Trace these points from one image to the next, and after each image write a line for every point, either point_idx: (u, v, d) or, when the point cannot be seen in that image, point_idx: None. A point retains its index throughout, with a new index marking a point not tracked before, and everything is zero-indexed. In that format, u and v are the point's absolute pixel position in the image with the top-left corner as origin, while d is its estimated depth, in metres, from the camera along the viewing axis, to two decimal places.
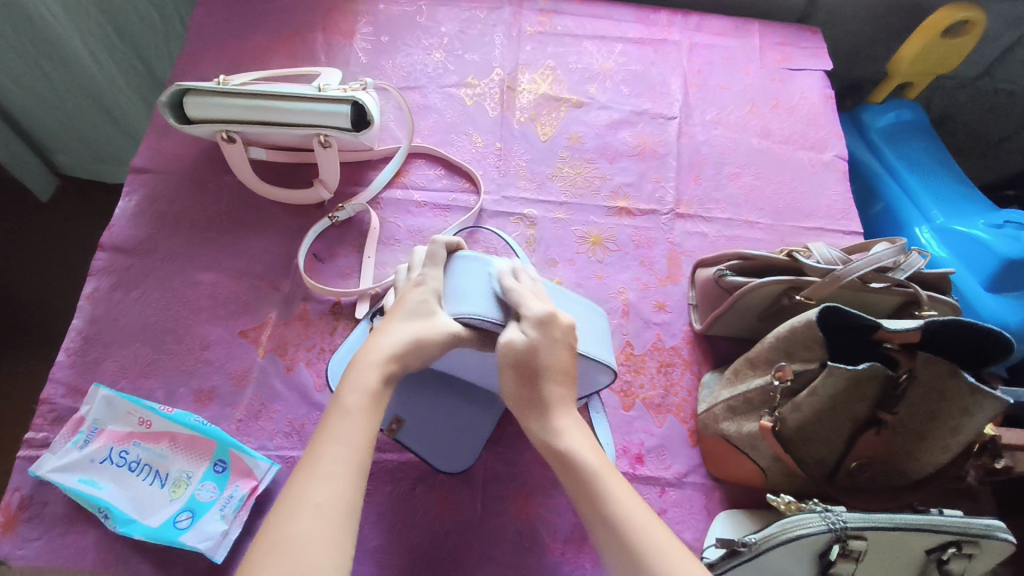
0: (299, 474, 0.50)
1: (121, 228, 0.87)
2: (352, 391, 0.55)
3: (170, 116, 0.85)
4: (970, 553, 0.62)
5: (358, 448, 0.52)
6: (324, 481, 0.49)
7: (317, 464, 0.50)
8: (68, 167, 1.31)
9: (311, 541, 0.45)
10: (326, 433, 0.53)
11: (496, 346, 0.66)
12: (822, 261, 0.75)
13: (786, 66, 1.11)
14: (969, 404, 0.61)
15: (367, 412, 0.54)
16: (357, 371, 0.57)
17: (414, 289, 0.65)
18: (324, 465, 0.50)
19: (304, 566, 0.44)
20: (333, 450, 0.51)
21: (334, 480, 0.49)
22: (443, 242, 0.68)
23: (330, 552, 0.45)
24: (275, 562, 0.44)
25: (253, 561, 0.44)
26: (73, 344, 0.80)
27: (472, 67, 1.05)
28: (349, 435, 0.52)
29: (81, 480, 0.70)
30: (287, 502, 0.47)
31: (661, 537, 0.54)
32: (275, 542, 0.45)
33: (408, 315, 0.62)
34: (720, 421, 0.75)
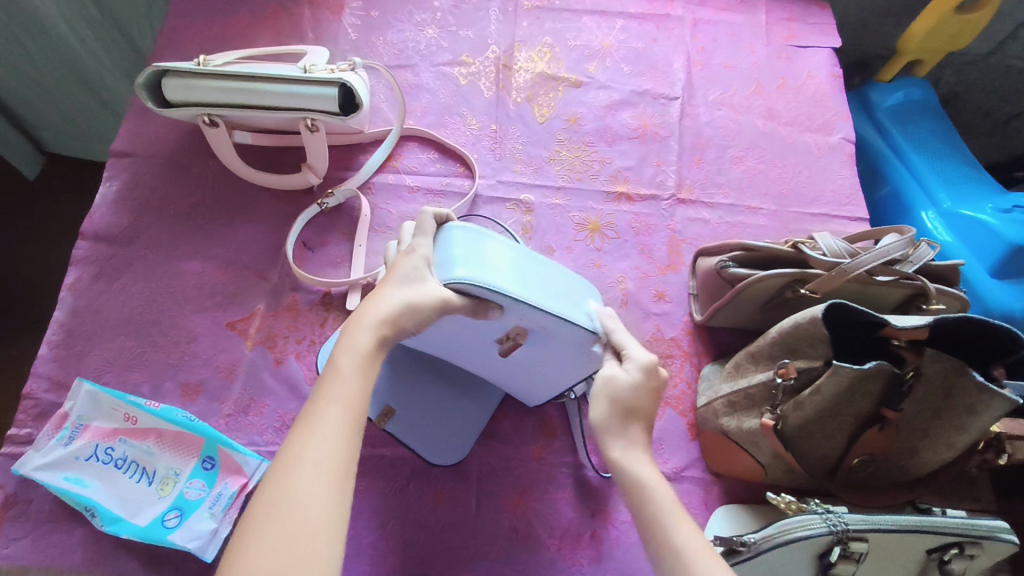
0: (295, 432, 0.46)
1: (102, 215, 0.84)
2: (347, 352, 0.51)
3: (148, 99, 0.81)
4: (972, 554, 0.61)
5: (357, 407, 0.49)
6: (323, 440, 0.45)
7: (313, 424, 0.46)
8: (52, 144, 1.28)
9: (312, 501, 0.42)
10: (322, 391, 0.49)
11: (490, 313, 0.60)
12: (828, 253, 0.72)
13: (794, 43, 1.06)
14: (975, 403, 0.59)
15: (364, 373, 0.51)
16: (354, 328, 0.53)
17: (404, 258, 0.59)
18: (321, 425, 0.46)
19: (304, 527, 0.41)
20: (331, 408, 0.47)
21: (333, 441, 0.46)
22: (432, 212, 0.62)
23: (329, 511, 0.43)
24: (277, 521, 0.41)
25: (252, 521, 0.41)
26: (56, 337, 0.77)
27: (467, 44, 1.00)
28: (347, 396, 0.49)
29: (66, 478, 0.69)
30: (285, 459, 0.44)
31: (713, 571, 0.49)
32: (276, 500, 0.42)
33: (400, 281, 0.56)
34: (720, 417, 0.74)
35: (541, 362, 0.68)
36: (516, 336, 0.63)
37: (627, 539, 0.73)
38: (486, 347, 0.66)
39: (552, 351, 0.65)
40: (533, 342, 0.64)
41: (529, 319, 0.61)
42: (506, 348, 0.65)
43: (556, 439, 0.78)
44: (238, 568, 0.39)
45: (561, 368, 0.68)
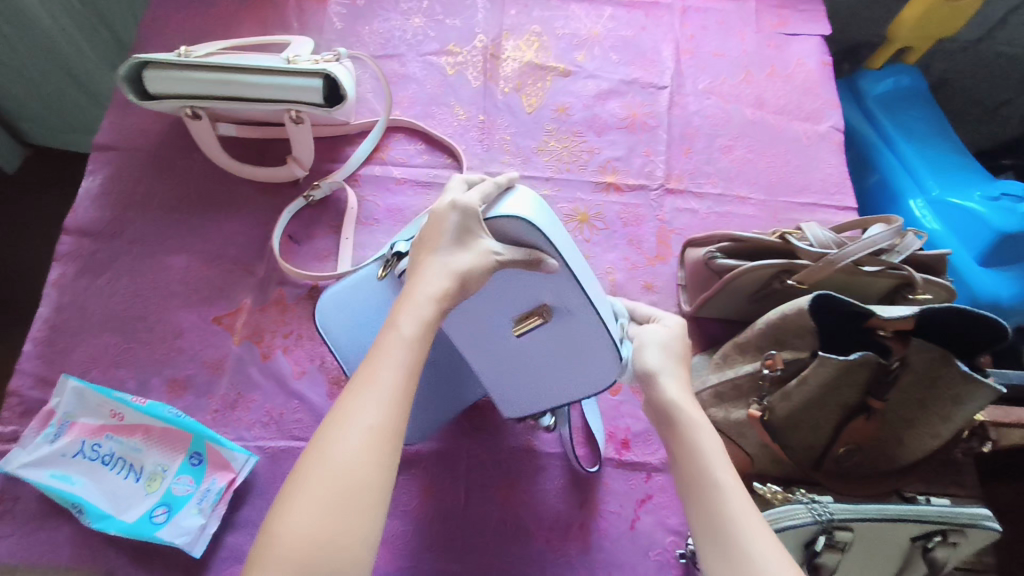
0: (349, 389, 0.45)
1: (84, 210, 0.83)
2: (407, 315, 0.49)
3: (129, 91, 0.79)
4: (955, 542, 0.62)
5: (408, 372, 0.47)
6: (373, 396, 0.44)
7: (367, 381, 0.45)
8: (36, 136, 1.25)
9: (353, 456, 0.42)
10: (381, 350, 0.47)
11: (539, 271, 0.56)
12: (816, 243, 0.72)
13: (784, 30, 1.06)
14: (960, 393, 0.60)
15: (422, 339, 0.48)
16: (416, 291, 0.51)
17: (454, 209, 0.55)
18: (376, 386, 0.45)
19: (345, 476, 0.41)
20: (384, 367, 0.46)
21: (387, 405, 0.44)
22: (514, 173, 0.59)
23: (370, 466, 0.42)
24: (324, 471, 0.41)
25: (304, 470, 0.42)
26: (40, 334, 0.77)
27: (454, 34, 0.99)
28: (404, 359, 0.47)
29: (52, 476, 0.68)
30: (337, 412, 0.44)
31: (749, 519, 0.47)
32: (322, 450, 0.42)
33: (454, 239, 0.53)
34: (705, 407, 0.72)
35: (550, 358, 0.64)
36: (541, 313, 0.60)
37: (615, 529, 0.73)
38: (502, 325, 0.62)
39: (563, 339, 0.62)
40: (550, 334, 0.62)
41: (566, 296, 0.59)
42: (524, 328, 0.61)
43: (545, 431, 0.78)
44: (287, 517, 0.40)
45: (553, 365, 0.65)
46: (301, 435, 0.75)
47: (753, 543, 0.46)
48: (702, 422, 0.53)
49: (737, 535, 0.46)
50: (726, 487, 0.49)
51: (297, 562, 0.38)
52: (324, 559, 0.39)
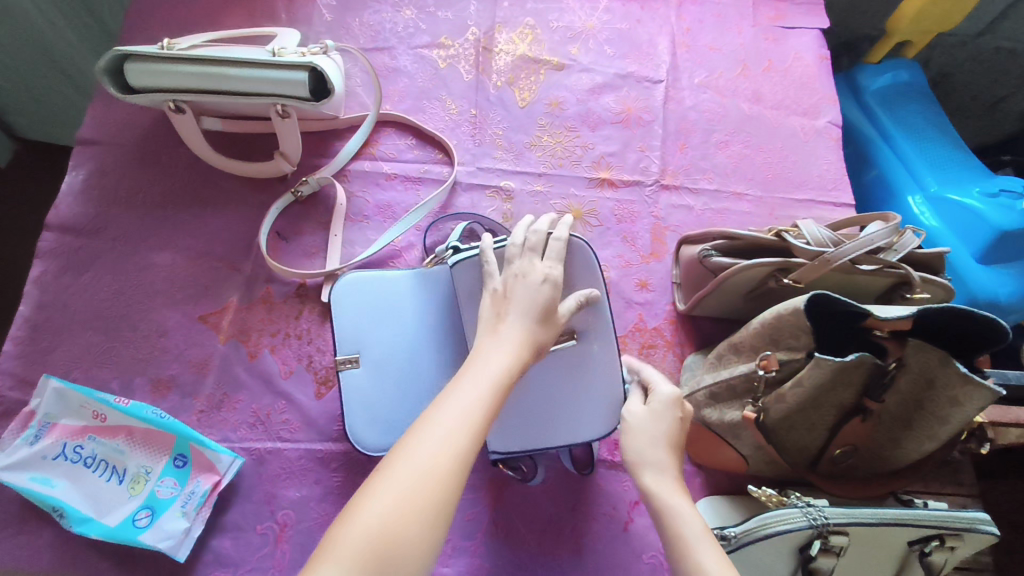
0: (433, 407, 0.46)
1: (66, 206, 0.82)
2: (492, 350, 0.52)
3: (111, 85, 0.77)
4: (953, 546, 0.60)
5: (490, 404, 0.47)
6: (458, 415, 0.45)
7: (449, 402, 0.46)
8: (22, 129, 1.23)
9: (434, 467, 0.41)
10: (467, 378, 0.49)
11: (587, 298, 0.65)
12: (812, 241, 0.69)
13: (781, 23, 1.04)
14: (958, 395, 0.58)
15: (506, 378, 0.50)
16: (496, 337, 0.54)
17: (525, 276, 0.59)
18: (464, 400, 0.46)
19: (425, 483, 0.40)
20: (471, 388, 0.48)
21: (466, 419, 0.45)
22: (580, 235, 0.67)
23: (450, 481, 0.41)
24: (404, 474, 0.40)
25: (384, 469, 0.41)
26: (21, 333, 0.75)
27: (445, 26, 0.97)
28: (490, 379, 0.49)
29: (32, 478, 0.67)
30: (419, 426, 0.44)
31: None
32: (404, 456, 0.42)
33: (531, 305, 0.56)
34: (701, 408, 0.72)
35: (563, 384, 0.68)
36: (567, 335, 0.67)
37: (608, 531, 0.72)
38: None
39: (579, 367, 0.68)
40: (569, 360, 0.68)
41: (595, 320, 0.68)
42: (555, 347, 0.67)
43: None
44: (363, 506, 0.39)
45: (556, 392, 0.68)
46: (288, 436, 0.74)
47: None
48: (688, 510, 0.52)
49: None
50: (713, 571, 0.47)
51: (368, 557, 0.36)
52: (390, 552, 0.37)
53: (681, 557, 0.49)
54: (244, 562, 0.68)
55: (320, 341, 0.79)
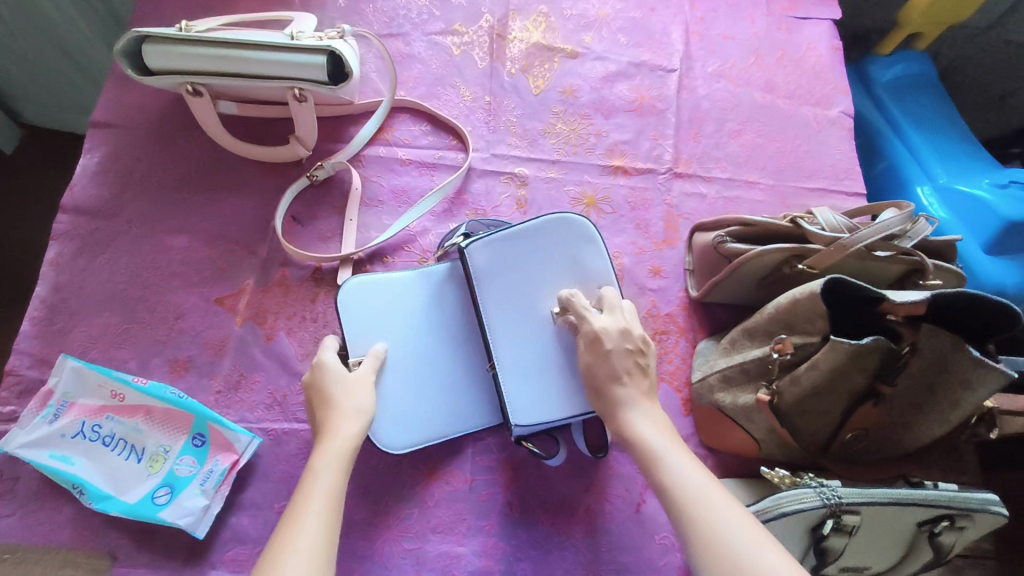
0: (286, 518, 0.49)
1: (83, 188, 0.82)
2: (330, 446, 0.56)
3: (127, 66, 0.77)
4: (962, 526, 0.62)
5: (340, 487, 0.53)
6: (310, 524, 0.48)
7: (302, 509, 0.50)
8: (31, 115, 1.23)
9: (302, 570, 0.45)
10: (312, 481, 0.53)
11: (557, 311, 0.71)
12: (827, 227, 0.70)
13: (794, 14, 1.04)
14: (970, 378, 0.60)
15: (341, 474, 0.54)
16: (329, 440, 0.57)
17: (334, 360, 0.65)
18: (318, 489, 0.52)
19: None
20: (324, 480, 0.53)
21: (327, 508, 0.50)
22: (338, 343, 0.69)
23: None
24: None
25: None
26: (38, 313, 0.76)
27: (459, 13, 0.97)
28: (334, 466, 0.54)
29: (52, 456, 0.67)
30: (277, 538, 0.47)
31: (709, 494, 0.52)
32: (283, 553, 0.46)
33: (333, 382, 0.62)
34: (715, 391, 0.74)
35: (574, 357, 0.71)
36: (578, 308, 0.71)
37: (621, 513, 0.73)
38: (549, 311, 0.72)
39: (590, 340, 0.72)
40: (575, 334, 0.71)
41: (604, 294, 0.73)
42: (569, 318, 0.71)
43: None
44: None
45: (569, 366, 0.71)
46: (305, 416, 0.74)
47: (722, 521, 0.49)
48: (659, 432, 0.56)
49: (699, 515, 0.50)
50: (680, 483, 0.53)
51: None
52: None
53: (655, 477, 0.54)
54: (262, 540, 0.69)
55: (335, 324, 0.79)
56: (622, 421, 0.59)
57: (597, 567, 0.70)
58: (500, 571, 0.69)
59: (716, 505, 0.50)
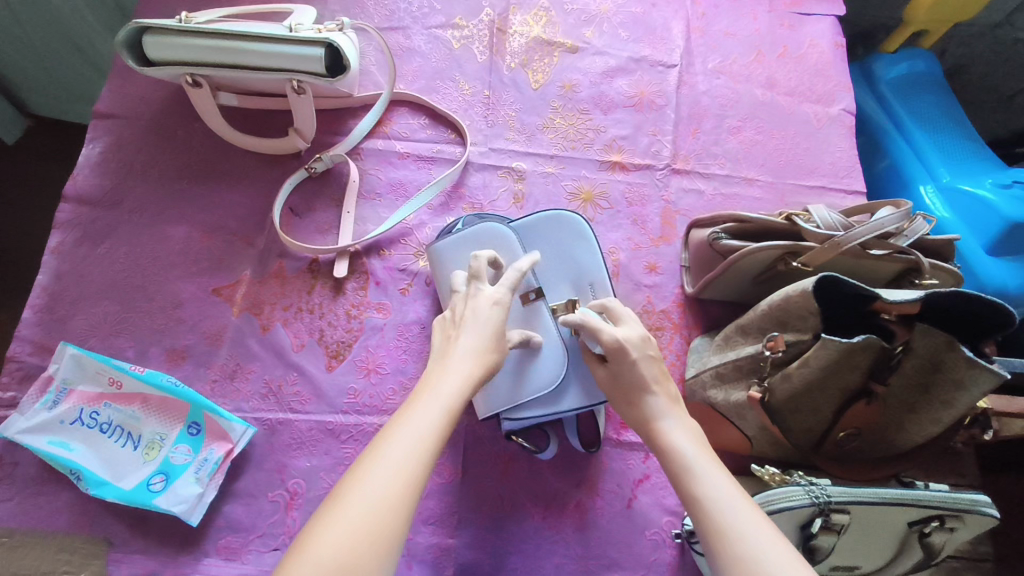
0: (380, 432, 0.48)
1: (84, 177, 0.83)
2: (444, 382, 0.52)
3: (128, 57, 0.78)
4: (952, 527, 0.61)
5: (439, 431, 0.49)
6: (405, 444, 0.46)
7: (393, 440, 0.47)
8: (38, 107, 1.23)
9: (379, 504, 0.42)
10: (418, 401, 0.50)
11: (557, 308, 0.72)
12: (823, 226, 0.69)
13: (798, 10, 1.03)
14: (963, 377, 0.59)
15: (449, 414, 0.50)
16: (445, 373, 0.53)
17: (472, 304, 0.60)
18: (414, 424, 0.48)
19: (379, 511, 0.42)
20: (425, 416, 0.49)
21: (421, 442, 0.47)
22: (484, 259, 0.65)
23: (409, 497, 0.43)
24: (359, 505, 0.42)
25: (336, 501, 0.42)
26: (39, 301, 0.77)
27: (460, 7, 0.97)
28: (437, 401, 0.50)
29: (50, 442, 0.68)
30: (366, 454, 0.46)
31: (744, 514, 0.48)
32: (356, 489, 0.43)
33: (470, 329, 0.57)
34: (708, 388, 0.74)
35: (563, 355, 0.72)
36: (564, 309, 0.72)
37: (612, 508, 0.73)
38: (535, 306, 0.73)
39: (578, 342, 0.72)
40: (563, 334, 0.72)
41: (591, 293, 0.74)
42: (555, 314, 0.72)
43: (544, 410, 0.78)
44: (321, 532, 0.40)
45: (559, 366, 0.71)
46: (300, 407, 0.75)
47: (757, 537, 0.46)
48: (694, 451, 0.54)
49: (731, 532, 0.47)
50: (713, 497, 0.50)
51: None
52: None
53: (687, 493, 0.51)
54: (255, 528, 0.69)
55: (331, 315, 0.80)
56: (654, 432, 0.57)
57: (587, 561, 0.70)
58: (490, 563, 0.70)
59: (751, 522, 0.47)
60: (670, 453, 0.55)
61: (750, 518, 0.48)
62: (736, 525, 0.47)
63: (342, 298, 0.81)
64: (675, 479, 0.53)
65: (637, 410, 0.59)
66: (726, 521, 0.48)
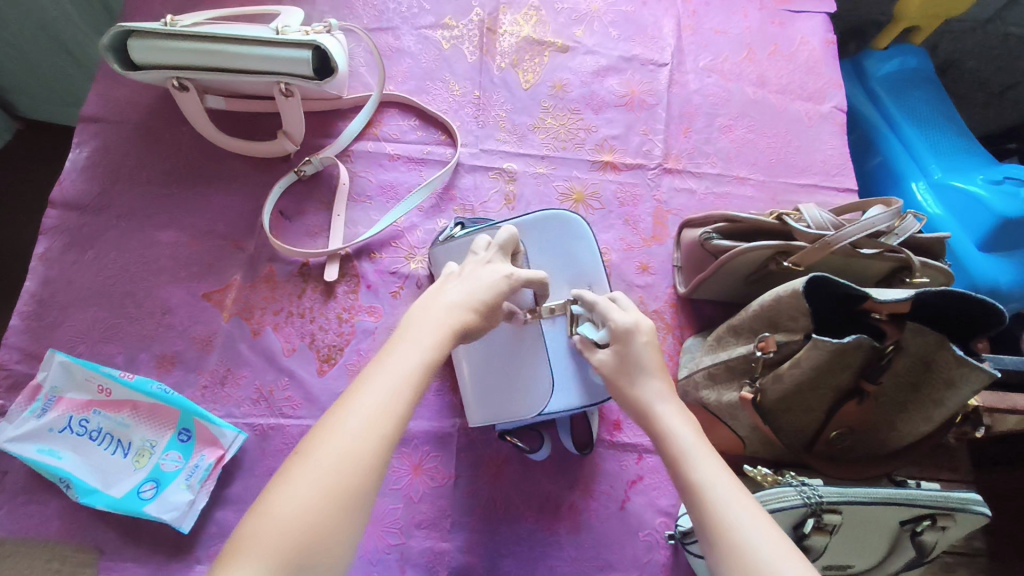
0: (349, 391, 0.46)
1: (71, 182, 0.82)
2: (415, 340, 0.51)
3: (114, 61, 0.77)
4: (944, 526, 0.61)
5: (409, 391, 0.47)
6: (374, 402, 0.45)
7: (359, 396, 0.46)
8: (26, 108, 1.22)
9: (345, 462, 0.42)
10: (389, 357, 0.49)
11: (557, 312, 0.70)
12: (813, 225, 0.69)
13: (788, 7, 1.03)
14: (953, 377, 0.59)
15: (421, 372, 0.49)
16: (419, 330, 0.52)
17: (476, 266, 0.61)
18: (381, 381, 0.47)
19: (344, 471, 0.41)
20: (394, 373, 0.48)
21: (389, 401, 0.46)
22: (508, 233, 0.64)
23: (376, 457, 0.43)
24: (323, 465, 0.41)
25: (300, 458, 0.42)
26: (27, 308, 0.76)
27: (449, 7, 0.97)
28: (407, 358, 0.49)
29: (39, 450, 0.68)
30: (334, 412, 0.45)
31: (738, 502, 0.48)
32: (319, 448, 0.42)
33: (463, 285, 0.58)
34: (700, 389, 0.73)
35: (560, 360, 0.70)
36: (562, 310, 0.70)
37: (605, 510, 0.73)
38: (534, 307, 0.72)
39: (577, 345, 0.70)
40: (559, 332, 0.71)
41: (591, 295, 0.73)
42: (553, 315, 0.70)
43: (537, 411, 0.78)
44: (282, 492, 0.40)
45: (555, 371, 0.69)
46: (291, 412, 0.75)
47: (754, 526, 0.46)
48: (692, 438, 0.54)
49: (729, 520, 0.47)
50: (711, 483, 0.50)
51: (286, 549, 0.38)
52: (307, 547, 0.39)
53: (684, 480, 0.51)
54: None
55: (322, 319, 0.80)
56: (651, 417, 0.56)
57: (581, 563, 0.70)
58: (484, 566, 0.70)
59: (745, 509, 0.47)
60: (666, 439, 0.54)
61: (746, 507, 0.48)
62: (731, 512, 0.47)
63: (333, 302, 0.81)
64: (673, 467, 0.53)
65: (633, 395, 0.58)
66: (725, 509, 0.48)
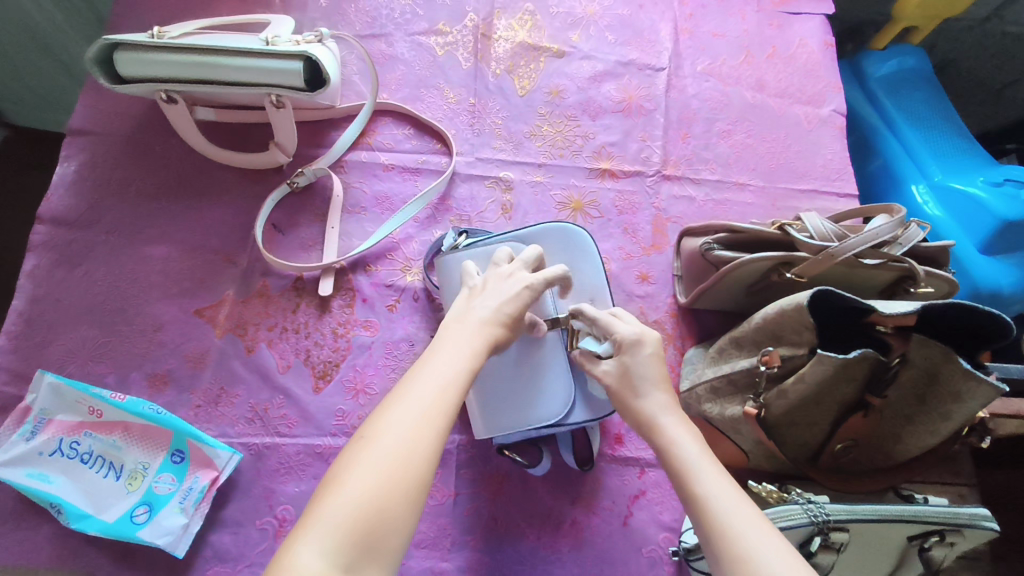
0: (396, 391, 0.47)
1: (58, 198, 0.80)
2: (455, 343, 0.52)
3: (100, 75, 0.75)
4: (952, 541, 0.61)
5: (455, 387, 0.48)
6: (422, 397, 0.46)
7: (407, 392, 0.47)
8: (13, 114, 1.19)
9: (405, 449, 0.43)
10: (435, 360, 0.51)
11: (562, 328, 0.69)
12: (816, 236, 0.67)
13: (786, 9, 1.02)
14: (961, 390, 0.58)
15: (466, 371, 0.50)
16: (462, 334, 0.54)
17: (500, 279, 0.61)
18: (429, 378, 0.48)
19: (404, 458, 0.42)
20: (440, 371, 0.49)
21: (438, 395, 0.47)
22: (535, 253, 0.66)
23: (433, 446, 0.44)
24: (384, 449, 0.42)
25: (364, 443, 0.43)
26: (15, 327, 0.74)
27: (443, 12, 0.95)
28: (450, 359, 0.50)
29: (29, 475, 0.66)
30: (386, 406, 0.46)
31: (742, 511, 0.47)
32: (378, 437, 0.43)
33: (490, 298, 0.58)
34: (702, 402, 0.72)
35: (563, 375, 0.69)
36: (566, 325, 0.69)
37: (607, 526, 0.72)
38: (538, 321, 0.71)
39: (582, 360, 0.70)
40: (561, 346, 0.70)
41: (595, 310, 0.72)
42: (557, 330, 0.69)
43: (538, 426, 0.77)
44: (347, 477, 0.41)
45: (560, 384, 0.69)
46: (286, 431, 0.73)
47: (758, 534, 0.45)
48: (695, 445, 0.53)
49: (731, 529, 0.46)
50: (710, 494, 0.48)
51: (355, 532, 0.38)
52: (374, 526, 0.39)
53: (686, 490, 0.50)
54: (243, 557, 0.68)
55: (317, 335, 0.78)
56: (654, 426, 0.55)
57: None
58: None
59: (748, 518, 0.46)
60: (669, 448, 0.53)
61: (748, 516, 0.46)
62: (734, 520, 0.46)
63: (327, 317, 0.79)
64: (675, 477, 0.52)
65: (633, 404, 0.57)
66: (728, 519, 0.46)
